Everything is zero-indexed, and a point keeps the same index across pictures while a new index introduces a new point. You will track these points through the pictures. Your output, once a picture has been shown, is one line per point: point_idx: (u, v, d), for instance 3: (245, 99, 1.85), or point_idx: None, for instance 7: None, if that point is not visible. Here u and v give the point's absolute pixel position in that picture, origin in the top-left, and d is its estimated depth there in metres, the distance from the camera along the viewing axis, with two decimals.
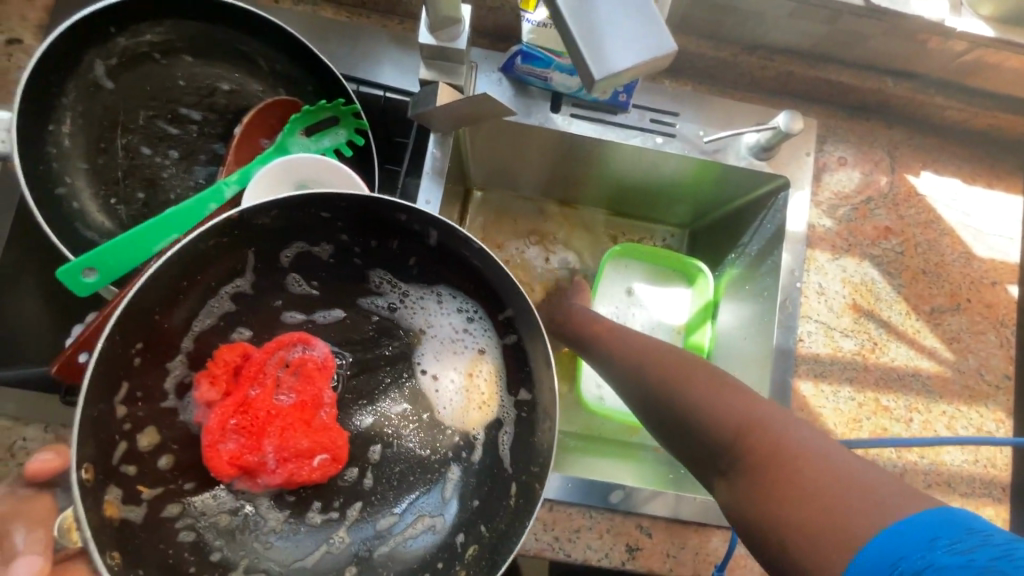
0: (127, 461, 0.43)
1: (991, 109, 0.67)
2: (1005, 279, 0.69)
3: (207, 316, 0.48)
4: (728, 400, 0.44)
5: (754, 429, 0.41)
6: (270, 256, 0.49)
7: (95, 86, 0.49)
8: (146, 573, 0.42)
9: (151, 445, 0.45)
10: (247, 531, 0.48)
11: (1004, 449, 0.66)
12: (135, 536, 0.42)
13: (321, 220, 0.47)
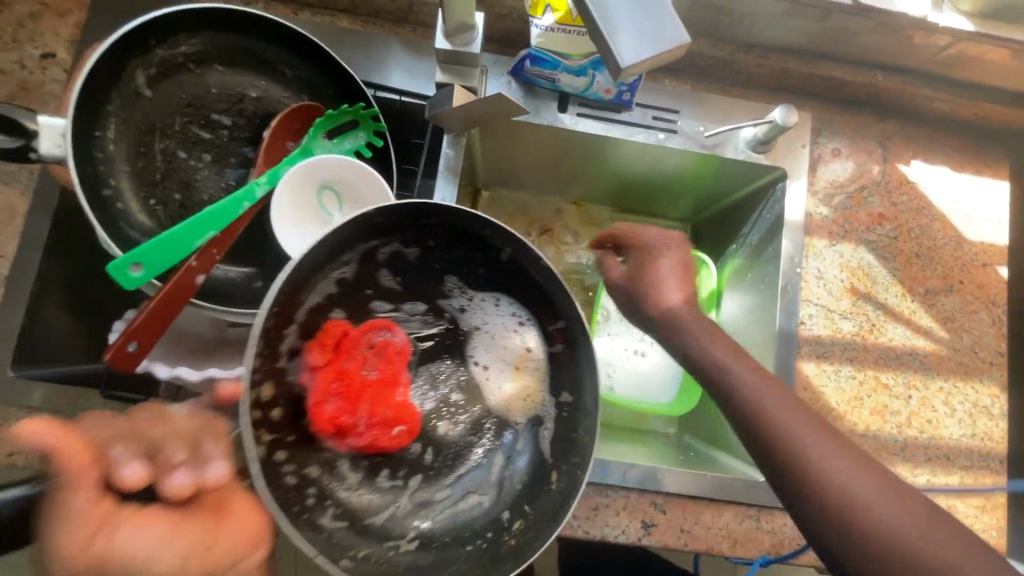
0: (255, 407, 0.44)
1: (975, 99, 0.70)
2: (995, 260, 0.72)
3: (315, 294, 0.49)
4: (803, 430, 0.48)
5: (840, 483, 0.45)
6: (372, 245, 0.51)
7: (136, 95, 0.53)
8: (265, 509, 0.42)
9: (269, 398, 0.45)
10: (329, 488, 0.49)
11: (1000, 423, 0.69)
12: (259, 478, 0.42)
13: (420, 222, 0.51)
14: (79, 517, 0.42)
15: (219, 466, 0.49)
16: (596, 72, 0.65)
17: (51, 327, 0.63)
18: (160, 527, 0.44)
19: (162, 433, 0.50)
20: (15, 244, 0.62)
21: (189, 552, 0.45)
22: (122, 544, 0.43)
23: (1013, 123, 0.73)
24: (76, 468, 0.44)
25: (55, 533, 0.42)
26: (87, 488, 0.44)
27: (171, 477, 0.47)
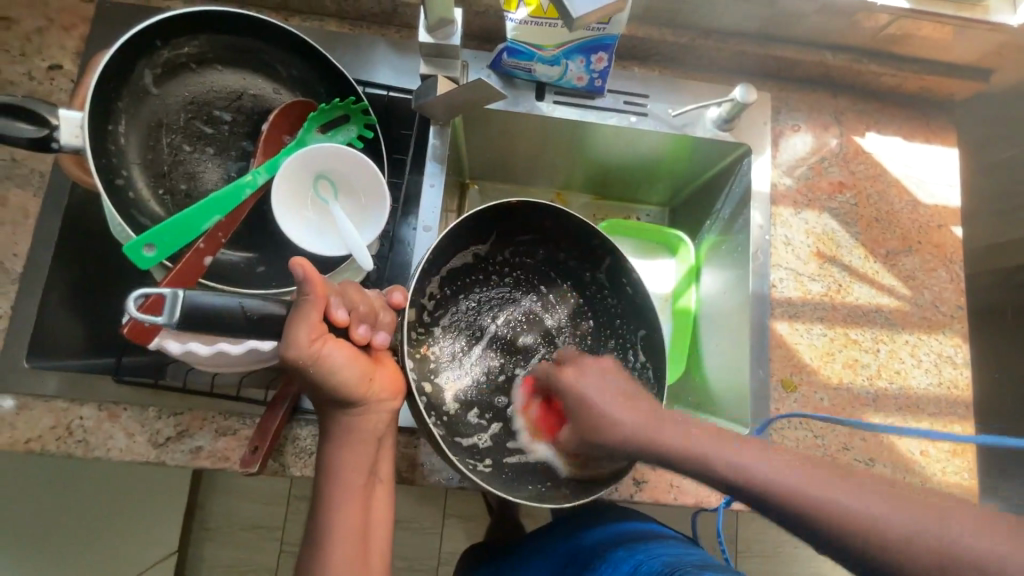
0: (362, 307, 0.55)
1: (918, 73, 0.76)
2: (949, 221, 0.78)
3: (459, 257, 0.68)
4: (680, 428, 0.50)
5: (727, 458, 0.47)
6: (505, 235, 0.70)
7: (145, 93, 0.57)
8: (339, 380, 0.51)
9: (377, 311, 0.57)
10: (434, 405, 0.64)
11: (965, 372, 0.74)
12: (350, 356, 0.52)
13: (543, 225, 0.69)
14: (309, 322, 0.49)
15: (385, 335, 0.55)
16: (569, 62, 0.70)
17: (64, 319, 0.66)
18: (350, 351, 0.51)
19: (371, 301, 0.55)
20: (29, 243, 0.66)
21: (362, 376, 0.52)
22: (327, 355, 0.50)
23: (955, 95, 0.80)
24: (317, 293, 0.50)
25: (293, 329, 0.48)
26: (319, 312, 0.49)
27: (359, 327, 0.53)
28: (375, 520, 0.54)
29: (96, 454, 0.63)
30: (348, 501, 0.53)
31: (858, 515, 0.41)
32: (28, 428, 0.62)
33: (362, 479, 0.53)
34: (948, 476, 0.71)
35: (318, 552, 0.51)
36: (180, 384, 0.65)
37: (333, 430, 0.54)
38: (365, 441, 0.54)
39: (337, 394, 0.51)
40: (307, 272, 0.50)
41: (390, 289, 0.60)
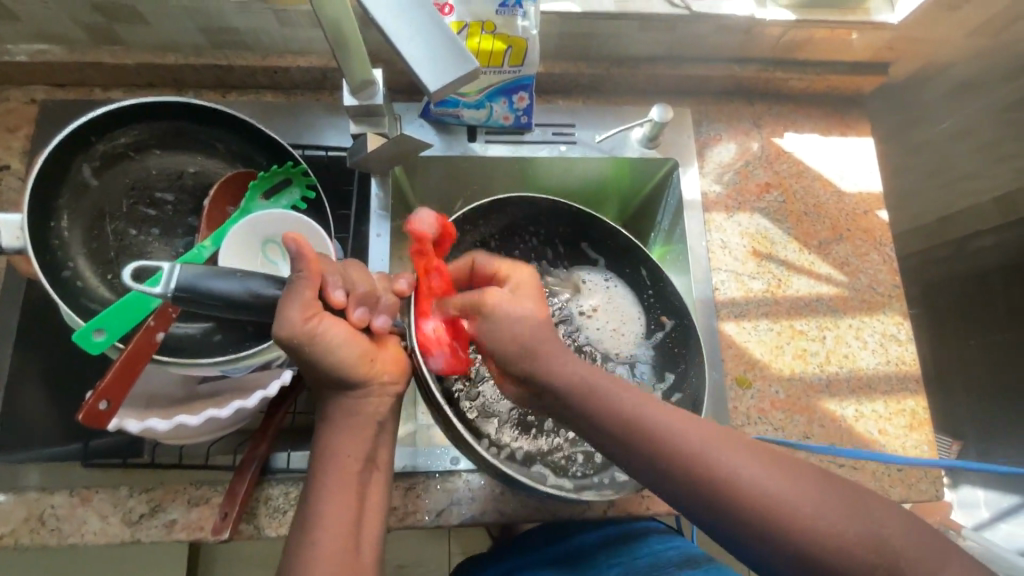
0: (365, 296, 0.55)
1: (822, 74, 0.82)
2: (874, 206, 0.82)
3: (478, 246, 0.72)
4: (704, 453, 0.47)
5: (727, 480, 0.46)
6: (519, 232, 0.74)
7: (84, 186, 0.60)
8: (331, 356, 0.51)
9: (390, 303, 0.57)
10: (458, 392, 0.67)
11: (910, 349, 0.77)
12: (336, 337, 0.51)
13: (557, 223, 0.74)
14: (302, 301, 0.49)
15: (385, 318, 0.56)
16: (492, 104, 0.74)
17: (28, 413, 0.67)
18: (349, 327, 0.53)
19: (375, 284, 0.56)
20: None
21: (363, 354, 0.54)
22: (322, 332, 0.50)
23: (861, 89, 0.84)
24: (311, 270, 0.50)
25: (287, 307, 0.49)
26: (313, 291, 0.50)
27: (357, 308, 0.54)
28: (369, 509, 0.53)
29: (71, 540, 0.63)
30: (339, 488, 0.52)
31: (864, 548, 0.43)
32: (1, 524, 0.63)
33: (359, 463, 0.53)
34: (908, 451, 0.73)
35: (309, 545, 0.50)
36: (149, 458, 0.66)
37: (335, 411, 0.55)
38: (365, 425, 0.55)
39: (337, 372, 0.53)
40: (299, 249, 0.50)
41: (396, 275, 0.60)
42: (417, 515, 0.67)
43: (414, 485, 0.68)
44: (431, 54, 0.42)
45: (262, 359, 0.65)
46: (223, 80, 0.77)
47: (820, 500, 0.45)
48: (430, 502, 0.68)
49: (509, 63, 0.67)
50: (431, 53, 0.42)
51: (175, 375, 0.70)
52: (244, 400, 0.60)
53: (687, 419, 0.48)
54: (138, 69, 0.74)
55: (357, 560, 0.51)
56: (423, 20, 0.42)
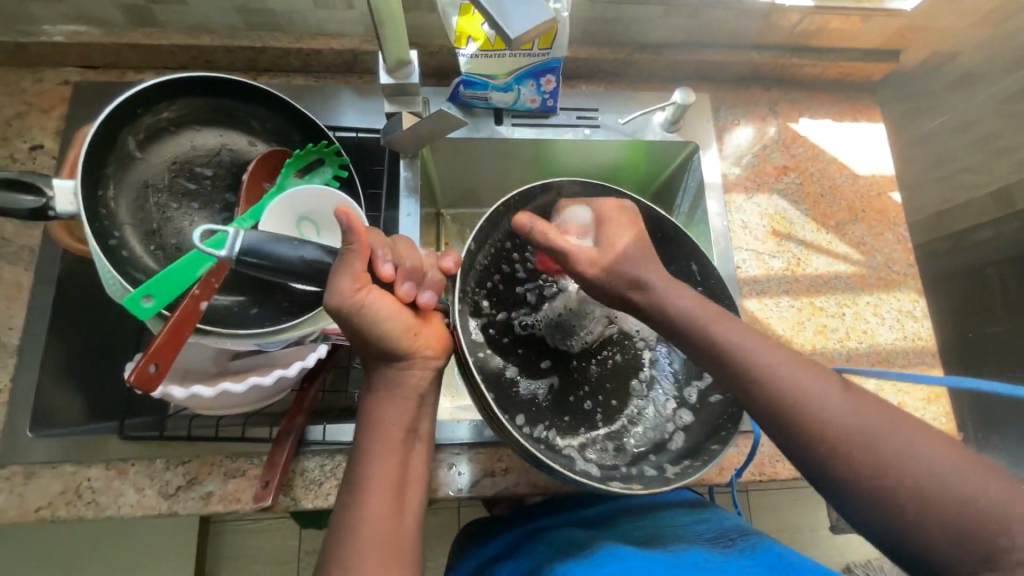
0: (410, 271, 0.54)
1: (836, 61, 0.84)
2: (887, 189, 0.84)
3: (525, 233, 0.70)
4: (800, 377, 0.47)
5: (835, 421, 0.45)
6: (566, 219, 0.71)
7: (129, 158, 0.61)
8: (372, 329, 0.51)
9: (435, 280, 0.56)
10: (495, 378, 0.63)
11: (926, 325, 0.79)
12: (376, 311, 0.50)
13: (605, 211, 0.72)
14: (354, 272, 0.49)
15: (431, 294, 0.55)
16: (521, 86, 0.76)
17: (63, 387, 0.68)
18: (395, 301, 0.52)
19: (422, 259, 0.56)
20: (24, 317, 0.68)
21: (410, 329, 0.53)
22: (370, 305, 0.50)
23: (872, 77, 0.87)
24: (361, 244, 0.50)
25: (338, 277, 0.49)
26: (365, 263, 0.50)
27: (404, 283, 0.54)
28: (412, 476, 0.52)
29: (108, 513, 0.63)
30: (386, 460, 0.51)
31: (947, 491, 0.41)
32: (38, 496, 0.63)
33: (402, 433, 0.52)
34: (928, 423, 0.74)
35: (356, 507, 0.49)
36: (184, 433, 0.67)
37: (379, 387, 0.53)
38: (408, 397, 0.53)
39: (383, 344, 0.52)
40: (348, 222, 0.50)
41: (442, 254, 0.60)
42: (451, 487, 0.68)
43: (447, 458, 0.69)
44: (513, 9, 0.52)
45: (297, 335, 0.66)
46: (255, 63, 0.78)
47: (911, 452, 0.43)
48: (465, 474, 0.69)
49: (539, 46, 0.69)
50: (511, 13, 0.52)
51: (209, 351, 0.71)
52: (286, 370, 0.62)
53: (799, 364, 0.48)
54: (173, 51, 0.75)
55: (401, 525, 0.50)
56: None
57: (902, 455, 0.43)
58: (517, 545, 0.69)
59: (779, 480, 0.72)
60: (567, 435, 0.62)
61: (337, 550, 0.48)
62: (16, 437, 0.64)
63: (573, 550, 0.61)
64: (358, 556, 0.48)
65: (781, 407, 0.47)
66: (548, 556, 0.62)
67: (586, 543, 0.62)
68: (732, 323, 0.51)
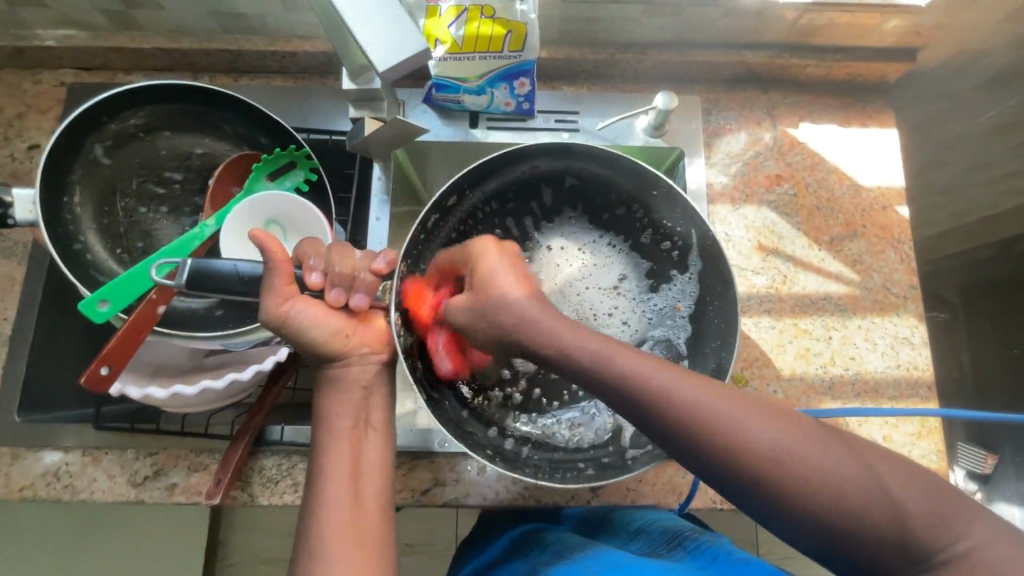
0: (337, 280, 0.56)
1: (842, 61, 0.78)
2: (893, 202, 0.77)
3: (509, 180, 0.69)
4: (647, 367, 0.45)
5: (751, 443, 0.42)
6: (556, 180, 0.70)
7: (96, 164, 0.64)
8: (301, 337, 0.55)
9: (365, 283, 0.56)
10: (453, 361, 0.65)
11: (923, 353, 0.73)
12: (299, 323, 0.54)
13: (605, 181, 0.69)
14: (275, 287, 0.53)
15: (361, 296, 0.56)
16: (493, 89, 0.74)
17: (50, 375, 0.72)
18: (323, 309, 0.55)
19: (354, 263, 0.56)
20: (16, 308, 0.73)
21: (339, 332, 0.56)
22: (296, 314, 0.54)
23: (886, 77, 0.80)
24: (278, 261, 0.52)
25: (261, 296, 0.53)
26: (285, 276, 0.53)
27: (332, 290, 0.56)
28: (367, 462, 0.53)
29: (82, 496, 0.68)
30: (335, 449, 0.53)
31: (822, 480, 0.41)
32: (22, 477, 0.68)
33: (349, 422, 0.54)
34: (915, 459, 0.69)
35: (314, 497, 0.51)
36: (153, 425, 0.70)
37: (325, 382, 0.56)
38: (352, 389, 0.56)
39: (317, 349, 0.55)
40: (264, 241, 0.52)
41: (380, 252, 0.58)
42: (402, 494, 0.69)
43: (400, 465, 0.69)
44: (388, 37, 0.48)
45: (258, 338, 0.68)
46: (234, 64, 0.79)
47: (768, 426, 0.43)
48: (416, 482, 0.69)
49: (509, 48, 0.67)
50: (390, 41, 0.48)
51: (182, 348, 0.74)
52: (237, 373, 0.63)
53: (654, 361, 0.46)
54: (156, 53, 0.77)
55: (360, 509, 0.51)
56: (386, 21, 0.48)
57: (805, 471, 0.41)
58: (516, 547, 0.64)
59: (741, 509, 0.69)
60: (513, 434, 0.64)
61: (306, 542, 0.50)
62: (5, 421, 0.69)
63: (564, 553, 0.58)
64: (320, 559, 0.49)
65: (686, 434, 0.43)
66: (546, 557, 0.59)
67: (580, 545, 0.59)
68: (618, 346, 0.47)
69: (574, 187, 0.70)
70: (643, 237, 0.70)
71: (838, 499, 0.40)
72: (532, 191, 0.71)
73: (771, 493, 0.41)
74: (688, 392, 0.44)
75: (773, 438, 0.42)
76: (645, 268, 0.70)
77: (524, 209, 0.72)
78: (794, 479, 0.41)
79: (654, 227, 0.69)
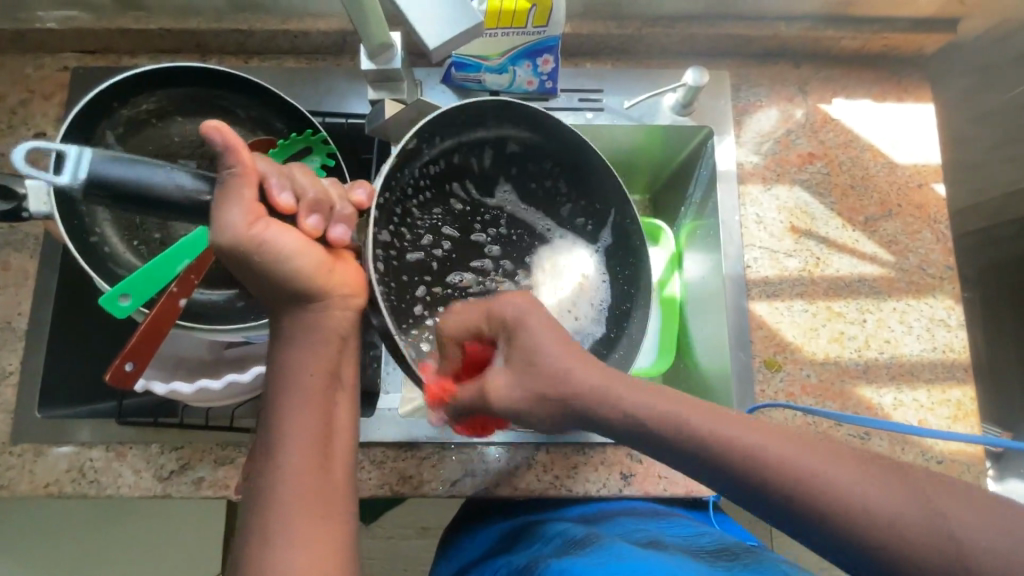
0: (310, 202, 0.46)
1: (879, 32, 0.74)
2: (930, 180, 0.75)
3: (455, 133, 0.59)
4: (714, 423, 0.42)
5: (844, 495, 0.39)
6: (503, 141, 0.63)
7: (109, 152, 0.62)
8: (259, 265, 0.44)
9: (347, 210, 0.48)
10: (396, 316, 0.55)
11: (960, 335, 0.71)
12: (259, 246, 0.43)
13: (551, 152, 0.65)
14: (242, 201, 0.42)
15: (343, 226, 0.48)
16: (516, 67, 0.70)
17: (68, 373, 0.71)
18: (301, 237, 0.45)
19: (329, 189, 0.48)
20: (32, 303, 0.71)
21: (322, 265, 0.47)
22: (268, 240, 0.43)
23: (924, 48, 0.77)
24: (244, 167, 0.42)
25: (221, 210, 0.41)
26: (253, 190, 0.42)
27: (309, 216, 0.46)
28: (338, 426, 0.47)
29: (109, 492, 0.67)
30: (304, 407, 0.46)
31: (926, 532, 0.37)
32: (46, 473, 0.67)
33: (324, 378, 0.47)
34: (951, 443, 0.68)
35: (274, 461, 0.44)
36: (178, 419, 0.68)
37: (292, 326, 0.47)
38: (327, 339, 0.48)
39: (287, 285, 0.46)
40: (230, 139, 0.41)
41: (353, 184, 0.52)
42: (432, 485, 0.68)
43: (429, 456, 0.68)
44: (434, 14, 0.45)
45: None
46: (244, 45, 0.76)
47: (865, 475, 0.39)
48: (446, 472, 0.68)
49: (533, 24, 0.63)
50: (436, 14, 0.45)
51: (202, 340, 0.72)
52: (264, 366, 0.63)
53: (722, 414, 0.43)
54: (162, 34, 0.74)
55: (328, 476, 0.45)
56: None
57: (916, 527, 0.37)
58: (524, 537, 0.65)
59: None
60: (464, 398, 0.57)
61: (260, 512, 0.44)
62: (26, 418, 0.68)
63: (574, 548, 0.57)
64: (279, 531, 0.43)
65: (771, 487, 0.40)
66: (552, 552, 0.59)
67: (589, 539, 0.58)
68: (686, 401, 0.44)
69: (522, 151, 0.64)
70: (575, 215, 0.67)
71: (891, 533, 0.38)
72: (474, 146, 0.61)
73: (844, 531, 0.39)
74: (760, 439, 0.41)
75: (869, 487, 0.39)
76: (563, 250, 0.67)
77: (461, 167, 0.61)
78: (897, 541, 0.38)
79: (586, 198, 0.67)
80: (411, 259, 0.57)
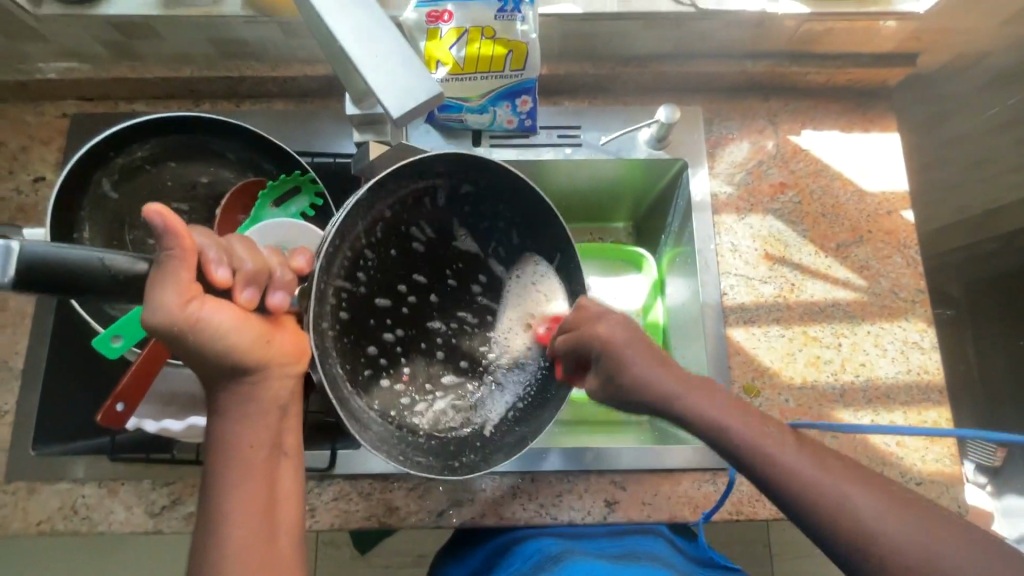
0: (251, 276, 0.46)
1: (842, 67, 0.78)
2: (898, 206, 0.78)
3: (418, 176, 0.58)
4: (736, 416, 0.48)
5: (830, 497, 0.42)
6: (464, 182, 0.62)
7: (104, 198, 0.65)
8: (197, 344, 0.44)
9: (286, 280, 0.49)
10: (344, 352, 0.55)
11: (933, 357, 0.73)
12: (197, 324, 0.44)
13: (510, 198, 0.64)
14: (179, 283, 0.42)
15: (281, 295, 0.49)
16: (495, 108, 0.73)
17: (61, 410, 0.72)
18: (237, 313, 0.46)
19: (267, 259, 0.48)
20: (28, 342, 0.73)
21: (259, 337, 0.48)
22: (204, 318, 0.44)
23: (887, 81, 0.80)
24: (183, 249, 0.41)
25: (155, 292, 0.41)
26: (190, 271, 0.42)
27: (246, 289, 0.46)
28: (283, 495, 0.49)
29: (100, 528, 0.68)
30: (247, 483, 0.47)
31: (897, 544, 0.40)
32: (39, 510, 0.68)
33: (265, 451, 0.49)
34: (929, 464, 0.69)
35: (216, 536, 0.46)
36: (168, 455, 0.70)
37: (227, 402, 0.48)
38: (269, 410, 0.49)
39: (224, 359, 0.46)
40: (165, 222, 0.40)
41: (291, 252, 0.53)
42: (418, 516, 0.69)
43: (415, 488, 0.69)
44: (396, 82, 0.46)
45: None
46: (235, 90, 0.79)
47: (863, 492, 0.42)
48: (431, 503, 0.69)
49: (510, 67, 0.67)
50: (396, 82, 0.45)
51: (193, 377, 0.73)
52: None
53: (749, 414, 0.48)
54: (158, 82, 0.77)
55: (275, 546, 0.48)
56: (386, 49, 0.46)
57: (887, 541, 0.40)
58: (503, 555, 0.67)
59: (758, 520, 0.69)
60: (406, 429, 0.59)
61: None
62: (20, 456, 0.69)
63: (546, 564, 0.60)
64: None
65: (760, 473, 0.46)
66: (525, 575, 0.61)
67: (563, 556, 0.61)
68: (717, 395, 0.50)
69: (476, 191, 0.63)
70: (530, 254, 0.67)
71: (854, 527, 0.41)
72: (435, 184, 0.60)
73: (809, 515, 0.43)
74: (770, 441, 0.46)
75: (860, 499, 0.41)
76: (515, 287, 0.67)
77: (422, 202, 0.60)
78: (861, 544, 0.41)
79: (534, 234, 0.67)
80: (369, 302, 0.57)
